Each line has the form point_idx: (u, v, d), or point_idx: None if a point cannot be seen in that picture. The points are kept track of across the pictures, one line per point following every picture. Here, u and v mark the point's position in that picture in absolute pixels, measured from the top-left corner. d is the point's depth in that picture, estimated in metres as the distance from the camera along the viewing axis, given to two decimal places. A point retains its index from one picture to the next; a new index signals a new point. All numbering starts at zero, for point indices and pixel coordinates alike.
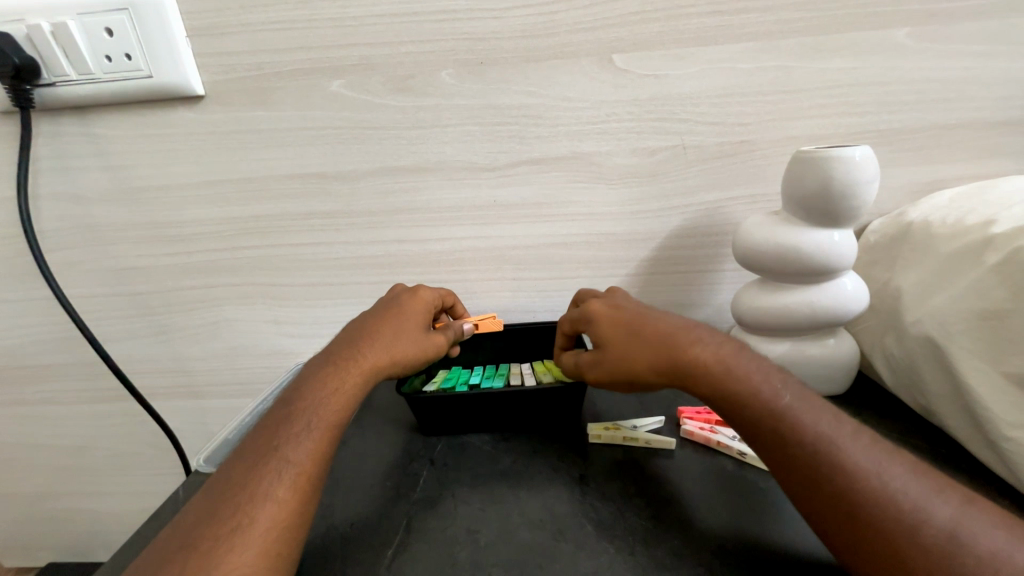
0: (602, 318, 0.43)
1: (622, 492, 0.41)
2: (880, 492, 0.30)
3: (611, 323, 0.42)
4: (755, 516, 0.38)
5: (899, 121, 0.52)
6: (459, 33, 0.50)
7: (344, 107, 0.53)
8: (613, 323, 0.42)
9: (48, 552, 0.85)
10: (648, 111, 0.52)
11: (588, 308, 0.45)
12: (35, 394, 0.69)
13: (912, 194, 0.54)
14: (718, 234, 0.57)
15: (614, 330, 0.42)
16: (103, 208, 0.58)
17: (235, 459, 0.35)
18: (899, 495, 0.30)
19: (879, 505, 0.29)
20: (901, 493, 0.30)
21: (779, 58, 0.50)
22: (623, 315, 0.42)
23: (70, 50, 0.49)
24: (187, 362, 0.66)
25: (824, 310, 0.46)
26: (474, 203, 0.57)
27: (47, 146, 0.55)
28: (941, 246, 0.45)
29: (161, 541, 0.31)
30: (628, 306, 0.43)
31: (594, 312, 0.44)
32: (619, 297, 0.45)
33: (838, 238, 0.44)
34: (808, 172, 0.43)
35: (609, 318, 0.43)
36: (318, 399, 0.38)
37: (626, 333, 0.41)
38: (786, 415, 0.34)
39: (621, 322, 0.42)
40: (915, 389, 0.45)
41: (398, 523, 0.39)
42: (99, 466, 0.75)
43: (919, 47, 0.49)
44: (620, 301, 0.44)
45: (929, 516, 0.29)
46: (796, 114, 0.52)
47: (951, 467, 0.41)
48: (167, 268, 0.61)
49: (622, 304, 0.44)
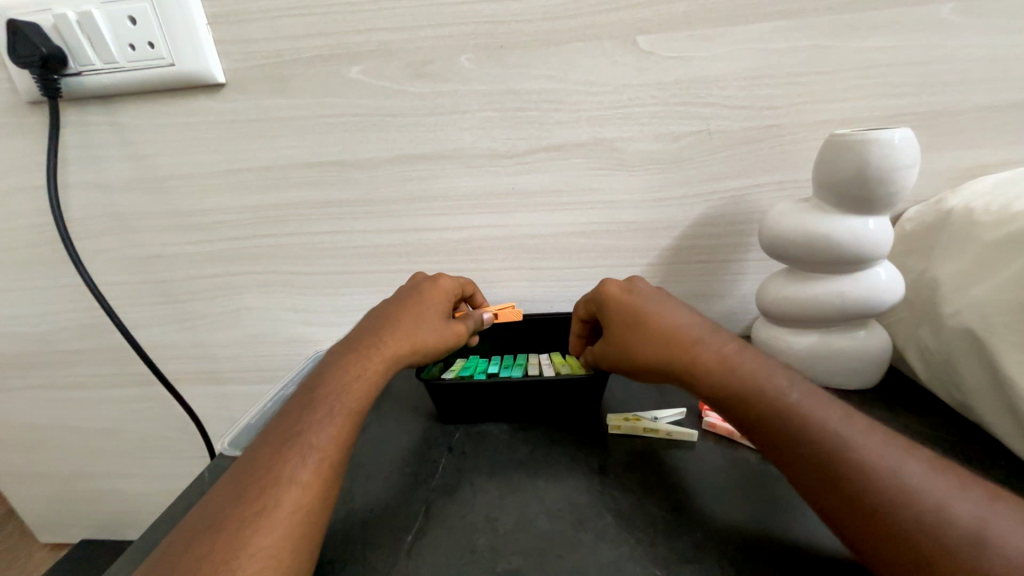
0: (618, 302, 0.42)
1: (642, 483, 0.41)
2: (901, 489, 0.28)
3: (629, 310, 0.41)
4: (779, 510, 0.37)
5: (939, 103, 0.49)
6: (479, 16, 0.49)
7: (362, 94, 0.53)
8: (628, 309, 0.41)
9: (80, 530, 0.88)
10: (672, 95, 0.50)
11: (603, 296, 0.44)
12: (67, 378, 0.71)
13: (950, 180, 0.52)
14: (743, 222, 0.55)
15: (630, 315, 0.41)
16: (129, 197, 0.59)
17: (261, 443, 0.36)
18: (922, 493, 0.28)
19: (902, 503, 0.28)
20: (923, 491, 0.28)
21: (812, 37, 0.48)
22: (640, 302, 0.41)
23: (96, 39, 0.50)
24: (210, 348, 0.68)
25: (857, 302, 0.45)
26: (492, 191, 0.56)
27: (75, 135, 0.56)
28: (984, 234, 0.42)
29: (190, 520, 0.32)
30: (646, 294, 0.43)
31: (613, 295, 0.43)
32: (640, 283, 0.44)
33: (872, 226, 0.43)
34: (843, 157, 0.41)
35: (625, 303, 0.42)
36: (340, 385, 0.39)
37: (642, 320, 0.40)
38: (798, 410, 0.33)
39: (636, 308, 0.41)
40: (952, 384, 0.43)
41: (418, 509, 0.39)
42: (127, 448, 0.77)
43: (964, 24, 0.46)
44: (640, 287, 0.44)
45: (954, 514, 0.27)
46: (828, 97, 0.50)
47: (989, 464, 0.40)
48: (190, 256, 0.62)
49: (641, 290, 0.43)
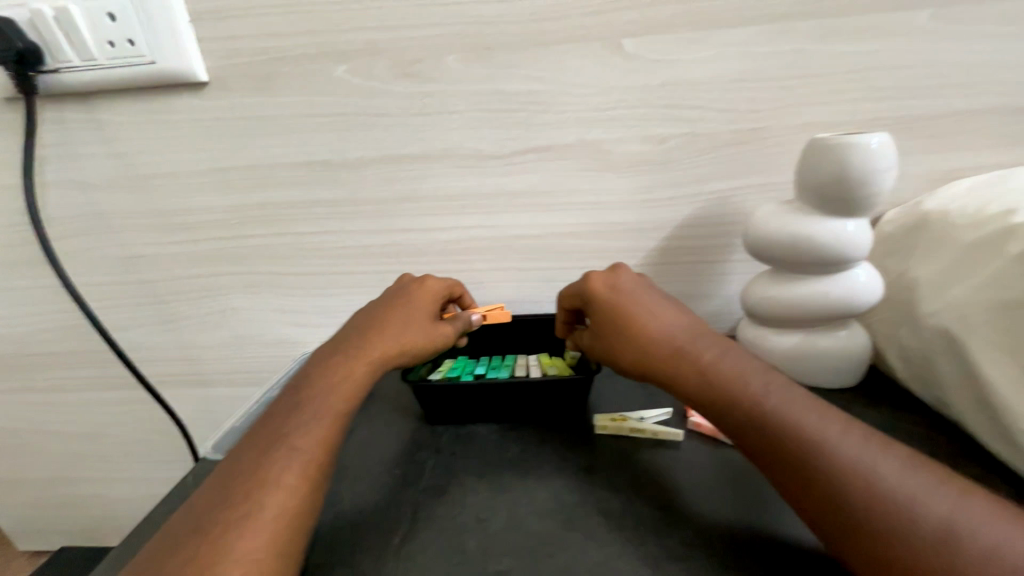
0: (601, 298, 0.42)
1: (629, 483, 0.41)
2: (872, 487, 0.29)
3: (618, 309, 0.41)
4: (764, 507, 0.37)
5: (918, 107, 0.50)
6: (465, 17, 0.49)
7: (348, 93, 0.52)
8: (610, 307, 0.42)
9: (60, 537, 0.86)
10: (658, 97, 0.51)
11: (592, 290, 0.43)
12: (45, 381, 0.69)
13: (930, 183, 0.53)
14: (729, 223, 0.56)
15: (612, 314, 0.41)
16: (109, 197, 0.58)
17: (245, 446, 0.35)
18: (892, 491, 0.29)
19: (873, 501, 0.29)
20: (893, 489, 0.29)
21: (796, 42, 0.48)
22: (622, 300, 0.42)
23: (74, 35, 0.49)
24: (194, 350, 0.67)
25: (839, 302, 0.45)
26: (480, 192, 0.56)
27: (52, 133, 0.55)
28: (960, 236, 0.43)
29: (173, 526, 0.31)
30: (630, 289, 0.43)
31: (601, 291, 0.43)
32: (625, 273, 0.44)
33: (852, 229, 0.43)
34: (824, 160, 0.41)
35: (608, 300, 0.42)
36: (327, 387, 0.39)
37: (623, 319, 0.41)
38: (774, 409, 0.33)
39: (618, 306, 0.41)
40: (930, 383, 0.44)
41: (405, 511, 0.39)
42: (108, 452, 0.76)
43: (941, 30, 0.47)
44: (624, 281, 0.43)
45: (923, 512, 0.28)
46: (811, 100, 0.50)
47: (966, 460, 0.41)
48: (173, 256, 0.61)
49: (625, 285, 0.43)
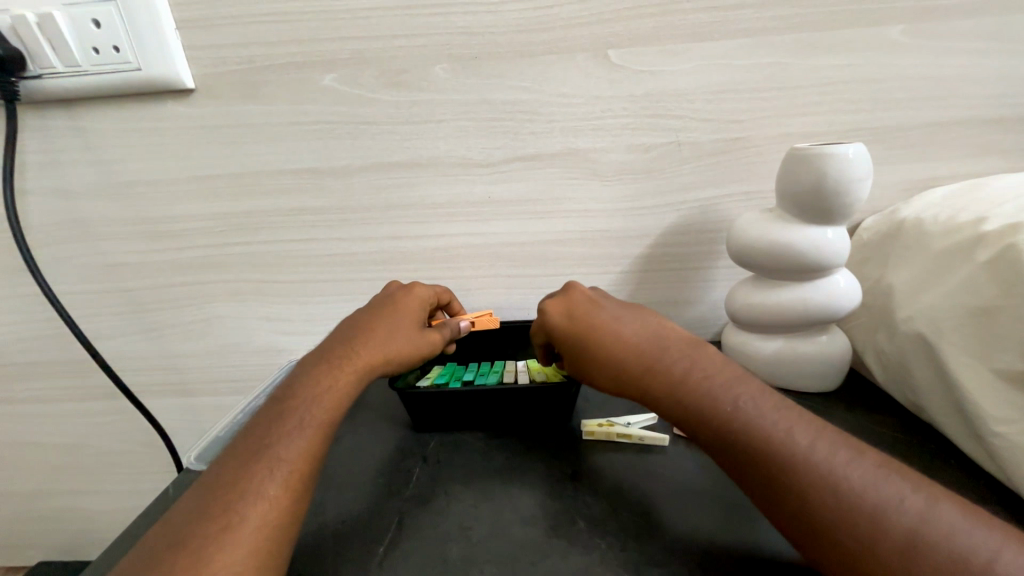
0: (559, 324, 0.44)
1: (615, 489, 0.41)
2: (843, 492, 0.30)
3: (582, 331, 0.43)
4: (745, 512, 0.38)
5: (892, 119, 0.52)
6: (453, 27, 0.49)
7: (336, 101, 0.52)
8: (570, 333, 0.43)
9: (37, 552, 0.84)
10: (643, 107, 0.52)
11: (553, 317, 0.45)
12: (24, 392, 0.68)
13: (905, 192, 0.55)
14: (712, 231, 0.57)
15: (573, 339, 0.43)
16: (92, 204, 0.57)
17: (227, 457, 0.35)
18: (863, 496, 0.29)
19: (844, 507, 0.29)
20: (864, 494, 0.29)
21: (774, 55, 0.50)
22: (581, 323, 0.43)
23: (58, 42, 0.48)
24: (178, 359, 0.66)
25: (818, 308, 0.46)
26: (468, 199, 0.56)
27: (34, 139, 0.54)
28: (933, 243, 0.45)
29: (151, 539, 0.31)
30: (587, 311, 0.44)
31: (561, 317, 0.44)
32: (577, 295, 0.46)
33: (831, 235, 0.44)
34: (802, 169, 0.43)
35: (566, 326, 0.44)
36: (310, 397, 0.38)
37: (585, 342, 0.42)
38: (746, 418, 0.34)
39: (578, 330, 0.43)
40: (906, 386, 0.45)
41: (390, 520, 0.39)
42: (89, 463, 0.74)
43: (913, 44, 0.49)
44: (579, 304, 0.45)
45: (892, 515, 0.28)
46: (790, 111, 0.52)
47: (941, 462, 0.42)
48: (157, 264, 0.60)
49: (581, 307, 0.45)
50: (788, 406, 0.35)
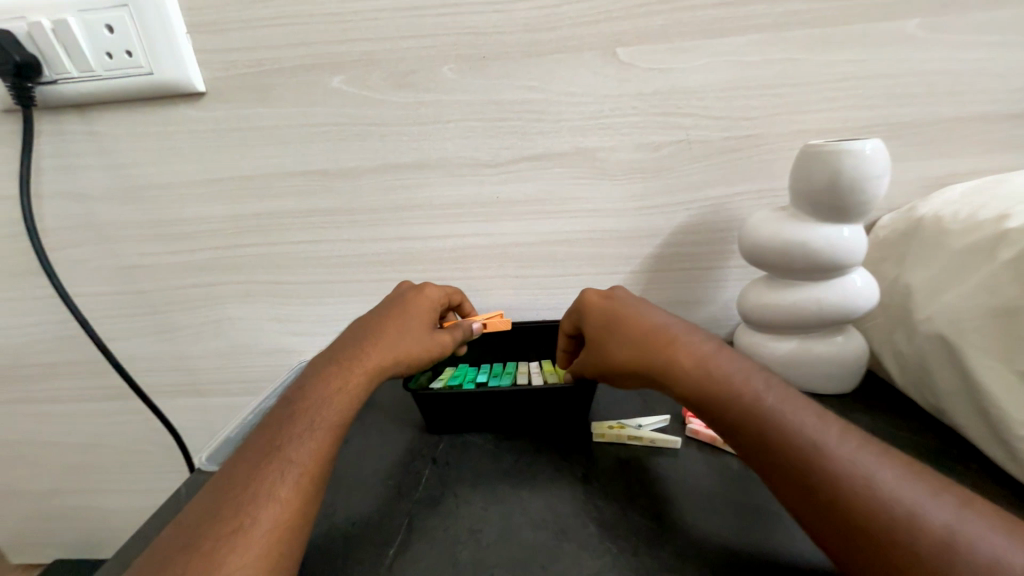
0: (596, 310, 0.44)
1: (626, 492, 0.41)
2: (871, 494, 0.29)
3: (612, 316, 0.42)
4: (759, 518, 0.37)
5: (909, 114, 0.51)
6: (461, 27, 0.49)
7: (344, 103, 0.52)
8: (603, 316, 0.43)
9: (54, 550, 0.86)
10: (652, 105, 0.51)
11: (590, 301, 0.45)
12: (40, 392, 0.69)
13: (922, 189, 0.54)
14: (724, 230, 0.56)
15: (605, 324, 0.42)
16: (105, 207, 0.58)
17: (237, 459, 0.35)
18: (893, 499, 0.29)
19: (872, 510, 0.28)
20: (893, 496, 0.29)
21: (786, 50, 0.49)
22: (614, 309, 0.43)
23: (72, 48, 0.49)
24: (191, 361, 0.66)
25: (834, 308, 0.45)
26: (476, 200, 0.56)
27: (50, 144, 0.55)
28: (952, 241, 0.44)
29: (164, 541, 0.31)
30: (624, 301, 0.44)
31: (593, 303, 0.44)
32: (619, 290, 0.46)
33: (847, 234, 0.43)
34: (817, 166, 0.42)
35: (601, 312, 0.43)
36: (322, 398, 0.38)
37: (615, 327, 0.41)
38: (775, 414, 0.33)
39: (612, 315, 0.42)
40: (925, 388, 0.44)
41: (400, 522, 0.39)
42: (104, 463, 0.75)
43: (930, 38, 0.48)
44: (618, 295, 0.45)
45: (923, 519, 0.28)
46: (803, 108, 0.51)
47: (962, 466, 0.41)
48: (169, 266, 0.61)
49: (619, 298, 0.44)
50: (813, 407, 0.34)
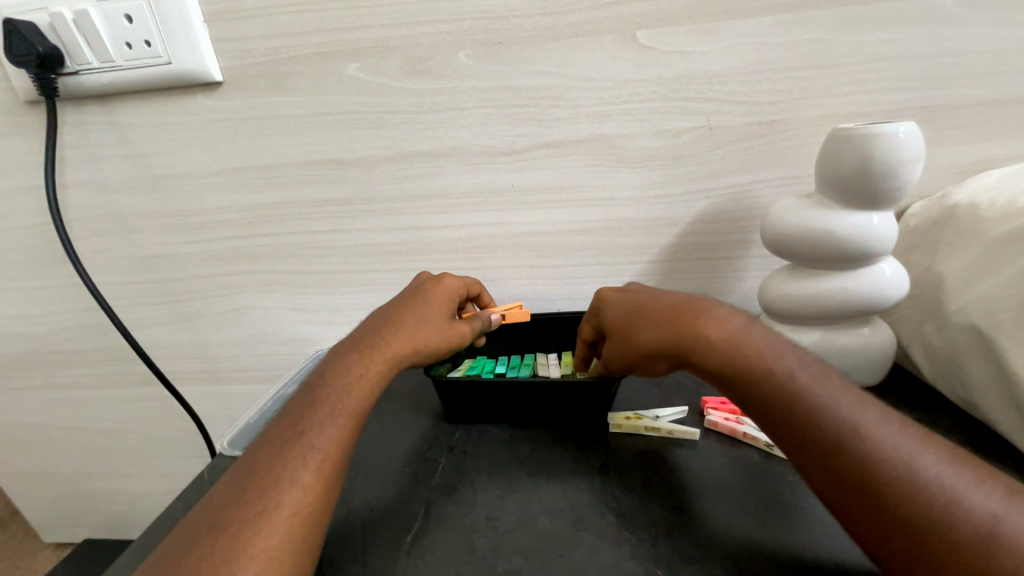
0: (614, 306, 0.44)
1: (643, 483, 0.40)
2: (908, 481, 0.29)
3: (631, 306, 0.42)
4: (781, 511, 0.37)
5: (943, 97, 0.48)
6: (477, 12, 0.48)
7: (360, 91, 0.52)
8: (624, 305, 0.43)
9: (83, 530, 0.89)
10: (673, 90, 0.50)
11: (607, 297, 0.45)
12: (68, 378, 0.71)
13: (956, 175, 0.51)
14: (745, 218, 0.54)
15: (627, 312, 0.42)
16: (127, 197, 0.59)
17: (259, 444, 0.36)
18: (935, 484, 0.28)
19: (908, 494, 0.28)
20: (930, 481, 0.28)
21: (815, 31, 0.47)
22: (634, 299, 0.43)
23: (93, 38, 0.50)
24: (211, 349, 0.68)
25: (861, 298, 0.44)
26: (491, 188, 0.56)
27: (73, 135, 0.56)
28: (989, 228, 0.42)
29: (189, 522, 0.32)
30: (642, 293, 0.44)
31: (611, 300, 0.44)
32: (635, 285, 0.46)
33: (876, 221, 0.42)
34: (846, 150, 0.40)
35: (621, 303, 0.43)
36: (341, 385, 0.39)
37: (637, 314, 0.41)
38: (810, 395, 0.33)
39: (634, 304, 0.42)
40: (955, 381, 0.43)
41: (418, 509, 0.39)
42: (130, 448, 0.77)
43: (969, 15, 0.46)
44: (635, 289, 0.45)
45: (963, 504, 0.27)
46: (831, 91, 0.49)
47: (994, 462, 0.39)
48: (189, 256, 0.61)
49: (636, 291, 0.44)
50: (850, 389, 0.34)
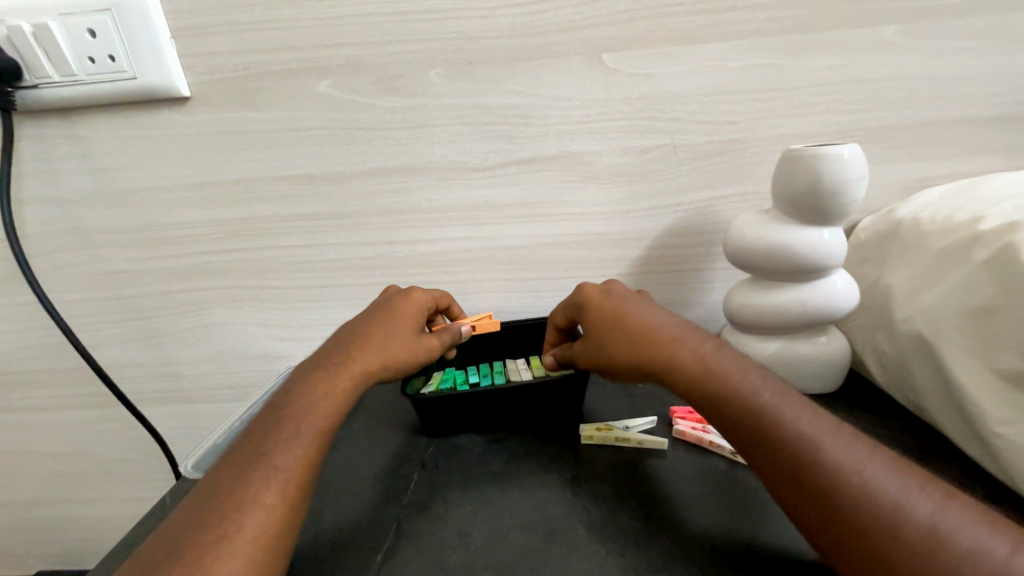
0: (595, 307, 0.44)
1: (613, 493, 0.41)
2: (857, 489, 0.30)
3: (607, 313, 0.43)
4: (745, 516, 0.38)
5: (887, 118, 0.52)
6: (448, 32, 0.50)
7: (331, 107, 0.52)
8: (603, 311, 0.43)
9: (37, 561, 0.84)
10: (638, 110, 0.52)
11: (587, 296, 0.45)
12: (22, 400, 0.68)
13: (901, 191, 0.55)
14: (710, 232, 0.57)
15: (606, 319, 0.43)
16: (89, 213, 0.57)
17: (222, 467, 0.35)
18: (881, 491, 0.30)
19: (857, 502, 0.30)
20: (877, 489, 0.30)
21: (768, 56, 0.50)
22: (614, 307, 0.43)
23: (53, 52, 0.48)
24: (177, 366, 0.66)
25: (816, 308, 0.46)
26: (464, 203, 0.56)
27: (31, 149, 0.54)
28: (931, 242, 0.45)
29: (148, 549, 0.31)
30: (622, 298, 0.44)
31: (591, 299, 0.45)
32: (616, 287, 0.46)
33: (828, 237, 0.44)
34: (799, 171, 0.42)
35: (601, 307, 0.44)
36: (309, 403, 0.38)
37: (616, 323, 0.42)
38: (768, 411, 0.34)
39: (613, 311, 0.43)
40: (905, 386, 0.45)
41: (388, 527, 0.39)
42: (89, 471, 0.74)
43: (908, 44, 0.49)
44: (616, 292, 0.45)
45: (906, 510, 0.29)
46: (786, 113, 0.52)
47: (942, 464, 0.41)
48: (155, 271, 0.60)
49: (617, 294, 0.45)
50: (807, 403, 0.36)
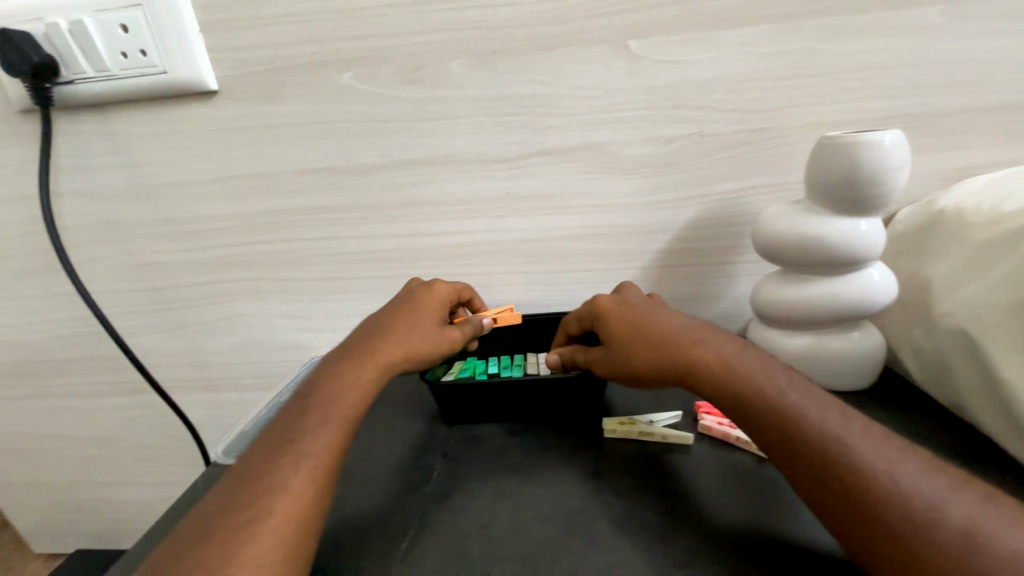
0: (611, 313, 0.44)
1: (637, 488, 0.40)
2: (891, 490, 0.29)
3: (623, 318, 0.43)
4: (772, 513, 0.37)
5: (928, 104, 0.49)
6: (470, 22, 0.49)
7: (354, 100, 0.53)
8: (619, 317, 0.43)
9: (76, 540, 0.88)
10: (664, 98, 0.51)
11: (601, 303, 0.45)
12: (60, 387, 0.71)
13: (941, 181, 0.52)
14: (736, 224, 0.55)
15: (622, 324, 0.42)
16: (121, 206, 0.59)
17: (250, 454, 0.36)
18: (915, 492, 0.29)
19: (891, 504, 0.29)
20: (911, 491, 0.29)
21: (801, 41, 0.48)
22: (630, 312, 0.43)
23: (88, 48, 0.50)
24: (205, 356, 0.67)
25: (850, 302, 0.45)
26: (485, 195, 0.56)
27: (67, 144, 0.56)
28: (974, 233, 0.43)
29: (181, 531, 0.32)
30: (637, 304, 0.44)
31: (605, 307, 0.45)
32: (631, 294, 0.46)
33: (864, 227, 0.43)
34: (835, 159, 0.41)
35: (617, 314, 0.44)
36: (332, 394, 0.39)
37: (633, 327, 0.42)
38: (793, 411, 0.34)
39: (629, 316, 0.43)
40: (944, 383, 0.44)
41: (411, 516, 0.39)
42: (123, 456, 0.77)
43: (952, 25, 0.47)
44: (631, 299, 0.45)
45: (944, 513, 0.28)
46: (819, 100, 0.50)
47: (983, 465, 0.40)
48: (184, 263, 0.61)
49: (632, 301, 0.45)
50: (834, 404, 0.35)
